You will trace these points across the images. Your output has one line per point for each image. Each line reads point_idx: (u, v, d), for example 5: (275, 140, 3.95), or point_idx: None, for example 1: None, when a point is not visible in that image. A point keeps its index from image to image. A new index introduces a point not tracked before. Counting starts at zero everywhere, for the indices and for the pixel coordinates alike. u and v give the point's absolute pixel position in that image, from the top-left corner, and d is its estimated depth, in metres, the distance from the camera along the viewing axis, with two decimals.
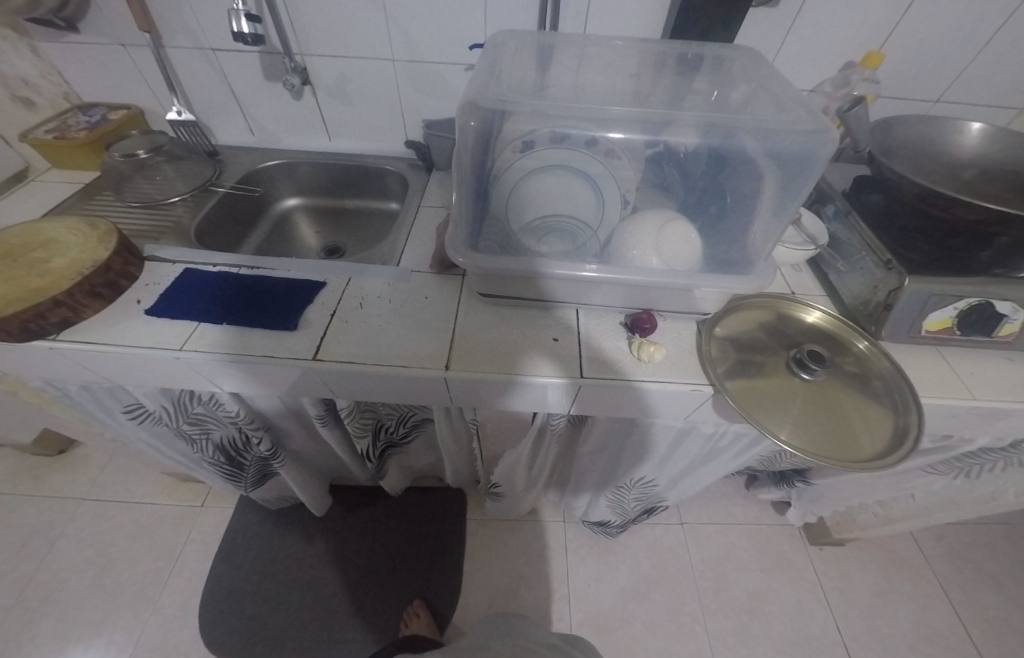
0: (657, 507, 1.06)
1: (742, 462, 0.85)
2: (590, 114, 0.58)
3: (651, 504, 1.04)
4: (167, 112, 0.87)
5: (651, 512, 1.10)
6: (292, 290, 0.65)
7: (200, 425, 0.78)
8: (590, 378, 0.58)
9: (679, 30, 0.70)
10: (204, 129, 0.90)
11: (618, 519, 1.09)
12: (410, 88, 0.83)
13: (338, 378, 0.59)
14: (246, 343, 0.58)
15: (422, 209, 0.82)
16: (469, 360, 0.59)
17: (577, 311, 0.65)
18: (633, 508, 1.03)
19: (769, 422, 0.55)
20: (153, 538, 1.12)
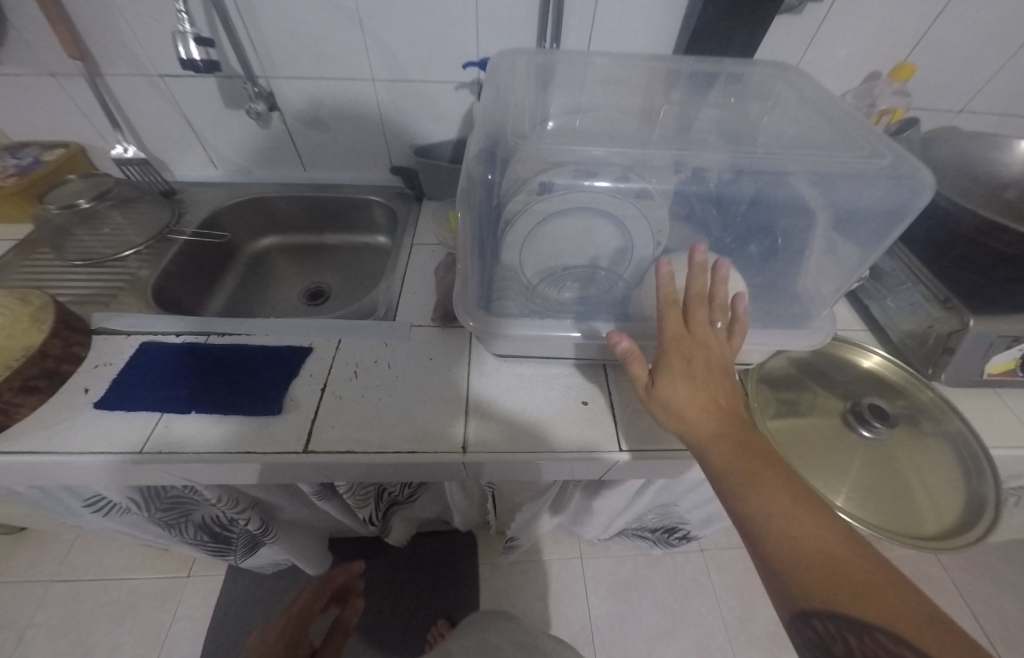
0: (679, 525, 0.95)
1: None
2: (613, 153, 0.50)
3: (673, 521, 0.93)
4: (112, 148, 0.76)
5: (674, 532, 0.98)
6: (273, 362, 0.55)
7: (176, 509, 0.68)
8: (631, 451, 0.50)
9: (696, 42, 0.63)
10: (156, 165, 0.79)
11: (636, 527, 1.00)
12: (394, 112, 0.74)
13: (337, 471, 0.50)
14: (224, 437, 0.49)
15: (417, 247, 0.73)
16: (489, 437, 0.50)
17: (605, 368, 0.57)
18: (654, 520, 0.94)
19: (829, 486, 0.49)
20: (134, 619, 1.01)
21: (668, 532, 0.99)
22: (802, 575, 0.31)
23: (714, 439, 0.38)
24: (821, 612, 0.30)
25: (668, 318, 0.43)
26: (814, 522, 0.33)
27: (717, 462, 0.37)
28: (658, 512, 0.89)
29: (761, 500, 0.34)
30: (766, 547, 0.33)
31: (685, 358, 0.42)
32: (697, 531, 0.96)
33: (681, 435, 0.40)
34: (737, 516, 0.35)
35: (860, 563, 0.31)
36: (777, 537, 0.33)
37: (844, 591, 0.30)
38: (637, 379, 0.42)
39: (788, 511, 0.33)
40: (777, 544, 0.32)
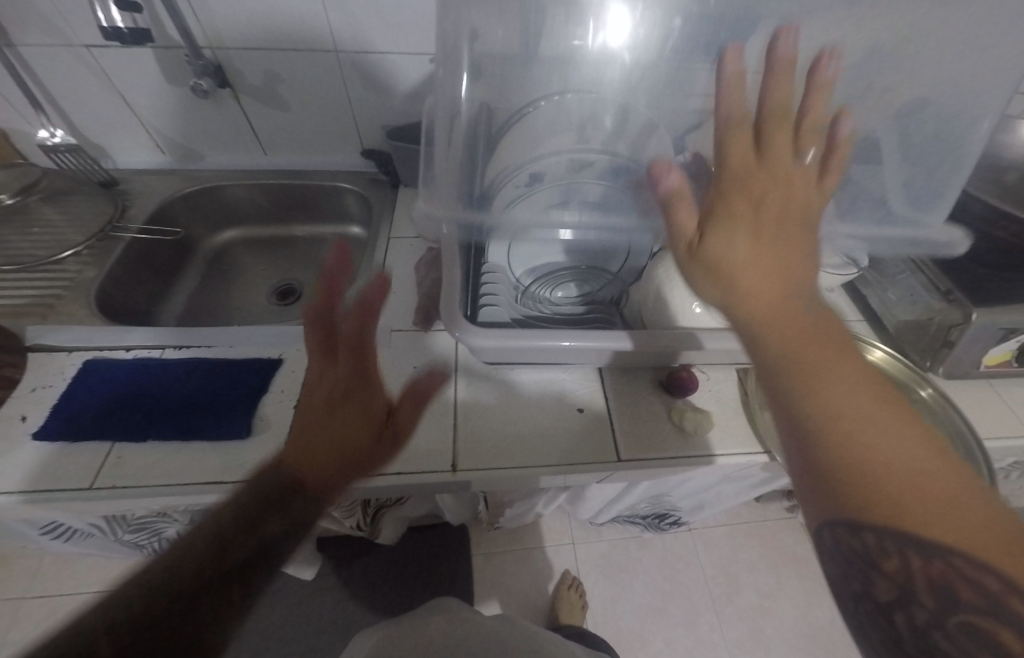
0: (669, 511, 0.95)
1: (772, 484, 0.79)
2: (606, 144, 0.47)
3: (664, 508, 0.93)
4: (39, 132, 0.67)
5: (664, 517, 0.99)
6: (239, 377, 0.50)
7: (146, 529, 0.64)
8: (633, 461, 0.46)
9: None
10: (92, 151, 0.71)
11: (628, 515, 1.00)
12: (362, 88, 0.66)
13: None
14: (186, 466, 0.44)
15: (394, 241, 0.67)
16: (480, 452, 0.46)
17: (601, 370, 0.53)
18: (644, 509, 0.94)
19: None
20: None
21: (658, 518, 1.00)
22: (859, 494, 0.24)
23: (772, 305, 0.29)
24: (877, 526, 0.23)
25: (734, 152, 0.34)
26: (895, 419, 0.25)
27: (773, 336, 0.28)
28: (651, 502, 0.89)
29: (836, 390, 0.26)
30: (812, 443, 0.25)
31: (749, 208, 0.32)
32: (688, 517, 0.97)
33: (723, 310, 0.30)
34: (780, 404, 0.27)
35: (949, 479, 0.23)
36: (830, 432, 0.25)
37: (914, 510, 0.22)
38: (680, 233, 0.33)
39: (857, 400, 0.25)
40: (834, 434, 0.25)
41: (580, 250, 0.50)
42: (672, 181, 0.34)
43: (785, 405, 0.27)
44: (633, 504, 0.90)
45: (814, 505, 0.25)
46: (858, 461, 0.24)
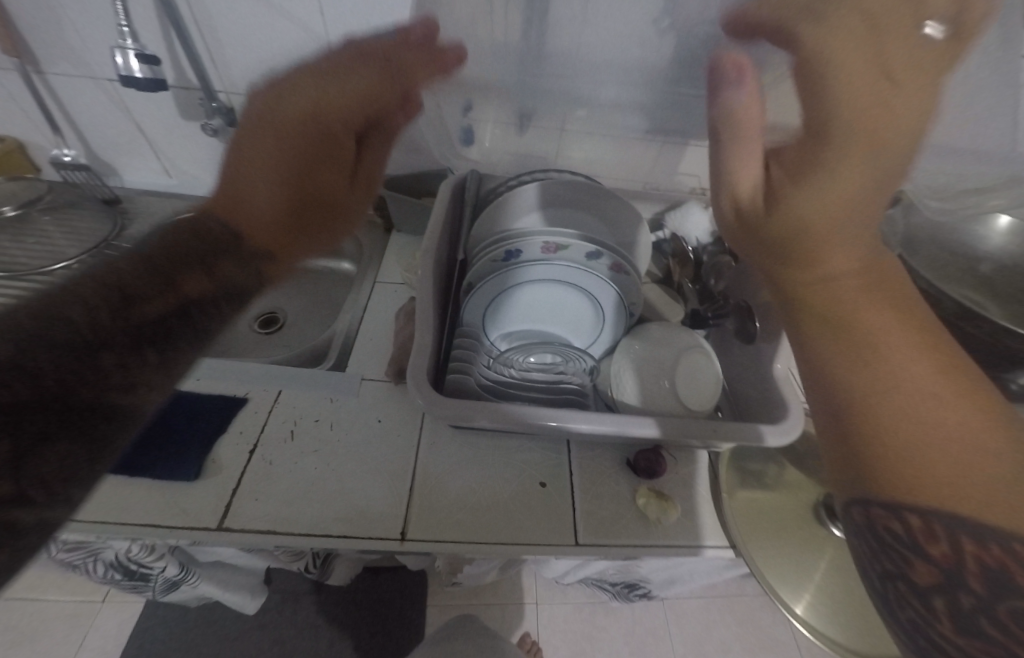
0: (637, 582, 0.91)
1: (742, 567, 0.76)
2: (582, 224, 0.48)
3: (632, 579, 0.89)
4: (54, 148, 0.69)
5: (632, 588, 0.95)
6: (199, 415, 0.50)
7: (85, 552, 0.62)
8: (589, 546, 0.45)
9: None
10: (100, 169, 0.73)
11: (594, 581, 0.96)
12: None
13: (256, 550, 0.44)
14: (126, 504, 0.43)
15: (379, 284, 0.67)
16: (432, 521, 0.45)
17: (568, 443, 0.52)
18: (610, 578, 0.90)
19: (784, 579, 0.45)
20: (43, 650, 0.92)
21: (626, 587, 0.95)
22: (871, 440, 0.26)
23: (831, 265, 0.28)
24: (900, 490, 0.25)
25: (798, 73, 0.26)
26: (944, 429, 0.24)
27: (815, 292, 0.29)
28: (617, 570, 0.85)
29: (889, 354, 0.26)
30: (862, 428, 0.26)
31: (854, 149, 0.25)
32: (656, 590, 0.93)
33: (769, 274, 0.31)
34: (841, 391, 0.27)
35: (990, 442, 0.24)
36: (878, 418, 0.26)
37: (932, 475, 0.24)
38: (732, 192, 0.30)
39: (930, 400, 0.25)
40: (883, 433, 0.25)
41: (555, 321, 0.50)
42: (738, 108, 0.30)
43: (845, 384, 0.27)
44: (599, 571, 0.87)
45: (866, 492, 0.26)
46: (892, 409, 0.25)
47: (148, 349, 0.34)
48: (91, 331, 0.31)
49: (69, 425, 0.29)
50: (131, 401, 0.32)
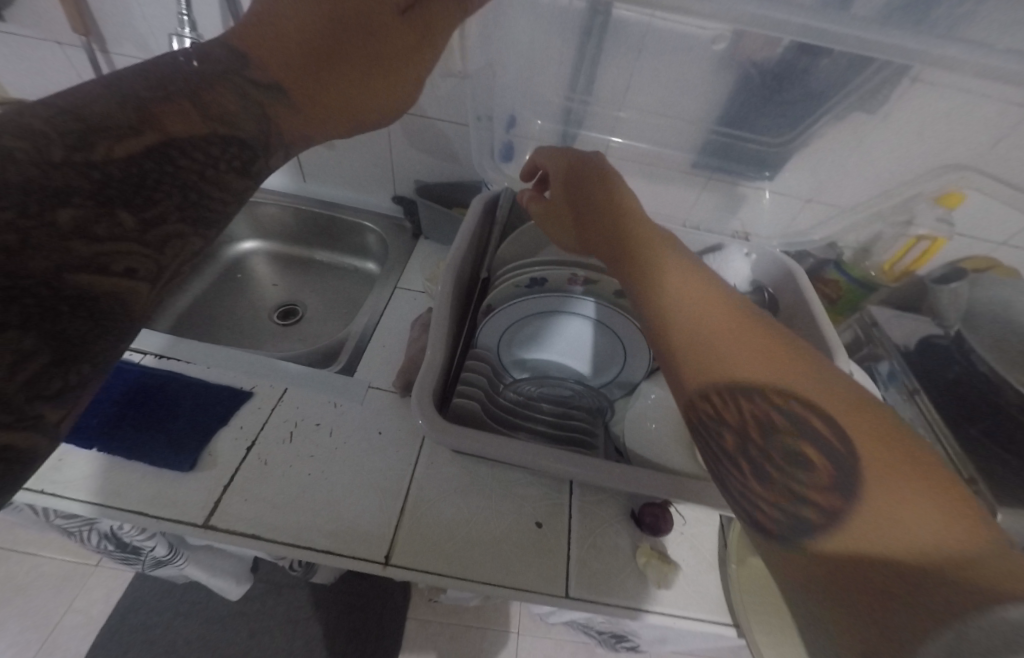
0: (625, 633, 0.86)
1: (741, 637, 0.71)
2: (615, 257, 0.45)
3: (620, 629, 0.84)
4: None
5: (619, 637, 0.90)
6: (204, 403, 0.49)
7: (77, 520, 0.62)
8: (581, 600, 0.42)
9: (757, 131, 0.49)
10: None
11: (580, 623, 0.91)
12: (405, 143, 0.69)
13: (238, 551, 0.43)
14: (118, 487, 0.43)
15: (399, 290, 0.67)
16: (420, 547, 0.43)
17: (572, 484, 0.49)
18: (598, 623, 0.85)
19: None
20: (30, 604, 0.94)
21: (613, 636, 0.90)
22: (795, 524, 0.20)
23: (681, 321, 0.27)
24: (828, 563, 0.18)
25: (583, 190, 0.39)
26: (740, 331, 0.25)
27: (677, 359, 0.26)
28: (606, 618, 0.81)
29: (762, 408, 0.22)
30: (669, 348, 0.27)
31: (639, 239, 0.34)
32: (644, 643, 0.88)
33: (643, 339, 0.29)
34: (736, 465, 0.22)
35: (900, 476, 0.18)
36: (684, 326, 0.27)
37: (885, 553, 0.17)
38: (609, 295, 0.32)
39: (719, 312, 0.26)
40: (693, 331, 0.26)
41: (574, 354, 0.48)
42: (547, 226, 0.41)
43: (655, 315, 0.29)
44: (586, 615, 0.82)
45: (687, 391, 0.25)
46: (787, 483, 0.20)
47: (123, 211, 0.28)
48: (51, 185, 0.26)
49: (41, 307, 0.23)
50: (112, 285, 0.26)
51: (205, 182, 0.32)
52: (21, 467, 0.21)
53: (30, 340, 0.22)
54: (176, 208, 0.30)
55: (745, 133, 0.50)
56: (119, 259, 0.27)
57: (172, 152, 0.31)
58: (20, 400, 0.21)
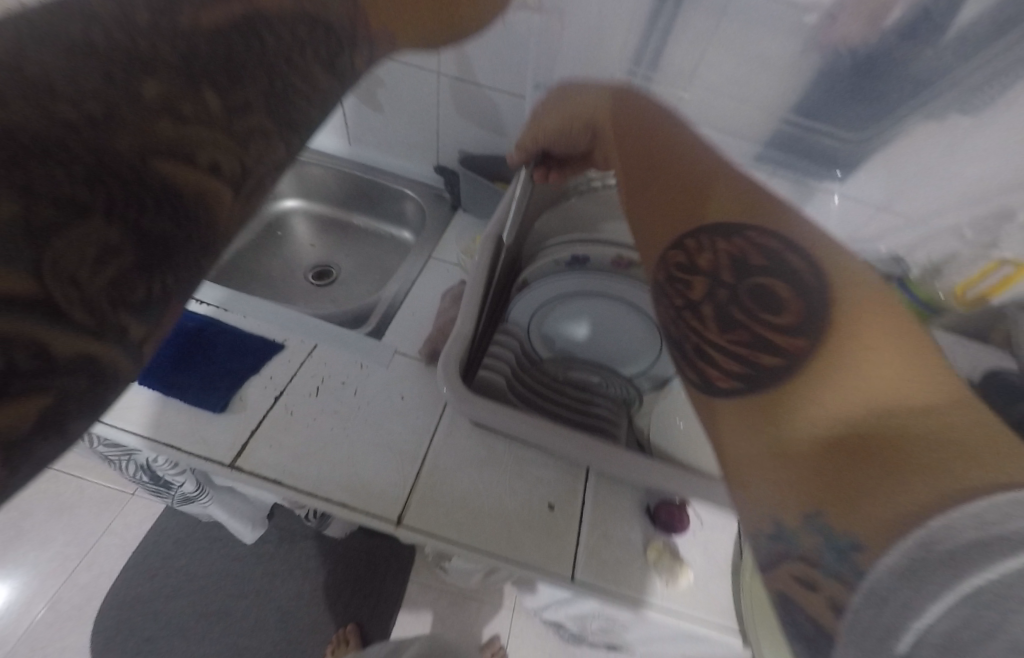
0: (621, 645, 0.89)
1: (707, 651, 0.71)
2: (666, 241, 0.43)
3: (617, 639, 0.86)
4: None
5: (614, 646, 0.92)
6: (237, 349, 0.51)
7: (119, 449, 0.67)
8: (585, 586, 0.42)
9: (840, 125, 0.47)
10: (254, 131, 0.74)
11: (576, 629, 0.92)
12: (453, 110, 0.67)
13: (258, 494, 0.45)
14: (154, 419, 0.45)
15: (433, 261, 0.66)
16: (430, 514, 0.43)
17: (588, 471, 0.48)
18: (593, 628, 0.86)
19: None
20: (71, 521, 1.02)
21: (608, 644, 0.92)
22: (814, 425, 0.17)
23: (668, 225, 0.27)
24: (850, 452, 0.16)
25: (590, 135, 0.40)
26: (746, 210, 0.25)
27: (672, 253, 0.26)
28: (604, 624, 0.81)
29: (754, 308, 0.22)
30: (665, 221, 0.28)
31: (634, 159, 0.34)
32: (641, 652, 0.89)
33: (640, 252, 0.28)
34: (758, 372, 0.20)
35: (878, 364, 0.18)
36: (688, 200, 0.27)
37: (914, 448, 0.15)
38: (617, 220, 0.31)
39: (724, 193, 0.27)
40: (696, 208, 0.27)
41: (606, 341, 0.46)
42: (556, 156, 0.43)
43: (652, 198, 0.29)
44: (584, 616, 0.83)
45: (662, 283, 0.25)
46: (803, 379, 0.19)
47: (209, 92, 0.22)
48: (133, 51, 0.20)
49: (125, 195, 0.17)
50: (198, 182, 0.20)
51: (295, 72, 0.26)
52: (101, 388, 0.16)
53: (115, 235, 0.16)
54: (265, 99, 0.24)
55: (827, 126, 0.47)
56: (205, 150, 0.20)
57: (260, 27, 0.25)
58: (103, 304, 0.16)
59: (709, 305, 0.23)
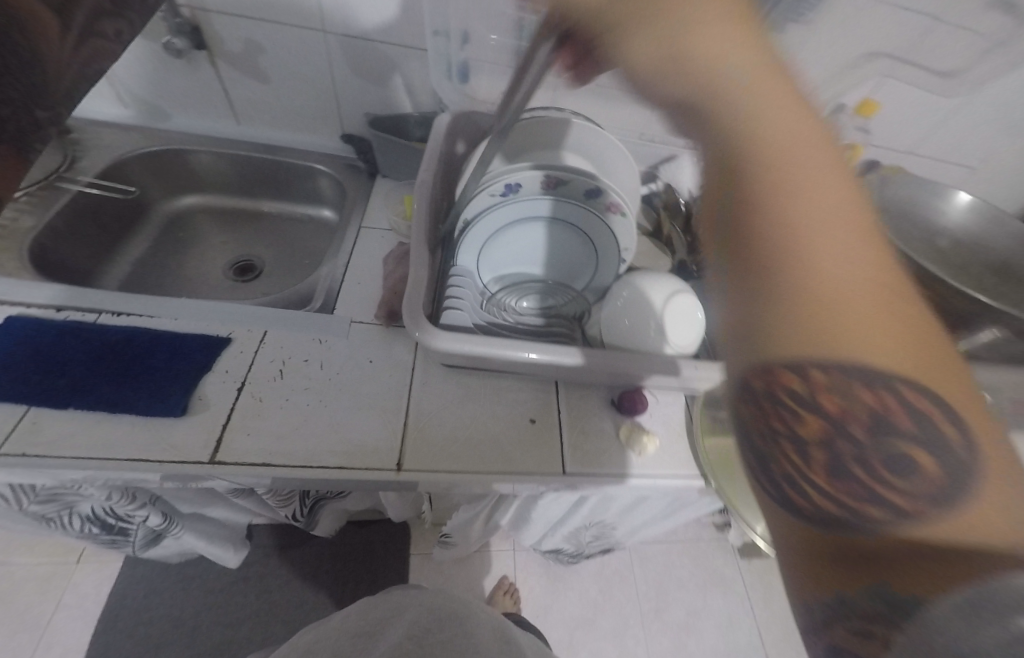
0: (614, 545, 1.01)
1: (684, 519, 0.84)
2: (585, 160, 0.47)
3: (610, 542, 0.98)
4: None
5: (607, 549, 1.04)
6: (180, 352, 0.48)
7: (58, 500, 0.61)
8: (575, 475, 0.48)
9: None
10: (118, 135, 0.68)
11: (572, 547, 1.02)
12: (347, 71, 0.65)
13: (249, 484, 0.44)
14: (108, 440, 0.42)
15: (365, 230, 0.66)
16: (426, 454, 0.46)
17: (557, 384, 0.54)
18: (588, 539, 0.95)
19: (745, 509, 0.46)
20: (7, 609, 0.90)
21: (603, 549, 1.04)
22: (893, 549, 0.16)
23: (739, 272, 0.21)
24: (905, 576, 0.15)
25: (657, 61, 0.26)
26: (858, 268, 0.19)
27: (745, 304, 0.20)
28: (597, 532, 0.92)
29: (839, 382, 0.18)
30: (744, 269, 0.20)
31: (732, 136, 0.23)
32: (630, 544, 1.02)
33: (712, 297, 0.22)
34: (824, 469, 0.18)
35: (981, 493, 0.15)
36: (794, 253, 0.19)
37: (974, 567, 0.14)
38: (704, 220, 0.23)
39: (856, 245, 0.19)
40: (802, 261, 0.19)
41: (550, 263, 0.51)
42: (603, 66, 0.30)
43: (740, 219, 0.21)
44: (578, 531, 0.92)
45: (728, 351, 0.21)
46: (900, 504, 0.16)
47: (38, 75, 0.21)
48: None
49: None
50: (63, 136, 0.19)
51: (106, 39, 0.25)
52: None
53: None
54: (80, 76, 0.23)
55: None
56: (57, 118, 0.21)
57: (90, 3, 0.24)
58: None
59: (807, 425, 0.18)
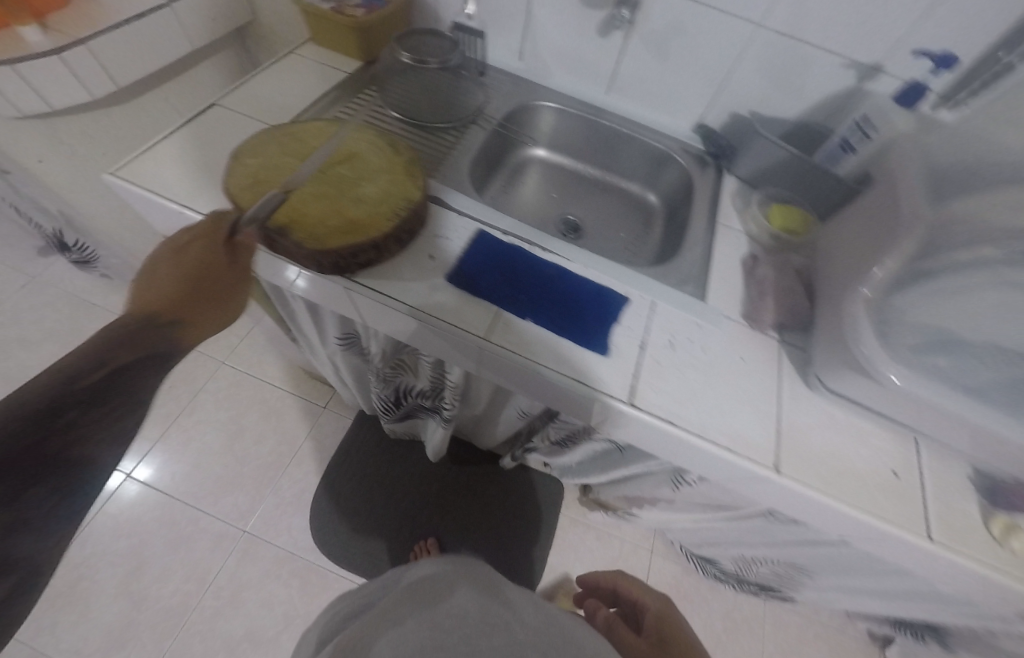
0: (776, 590, 1.03)
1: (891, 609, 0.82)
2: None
3: (772, 583, 1.01)
4: None
5: (769, 591, 1.06)
6: (597, 297, 0.54)
7: (400, 369, 0.78)
8: (947, 547, 0.46)
9: None
10: (515, 82, 0.80)
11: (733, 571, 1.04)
12: (753, 67, 0.67)
13: (642, 433, 0.50)
14: (557, 357, 0.49)
15: (718, 226, 0.67)
16: (800, 465, 0.48)
17: (918, 442, 0.53)
18: (758, 573, 0.98)
19: None
20: (280, 424, 1.21)
21: (760, 588, 1.07)
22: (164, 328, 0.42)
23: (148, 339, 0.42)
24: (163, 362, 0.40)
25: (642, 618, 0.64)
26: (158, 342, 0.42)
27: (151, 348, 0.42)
28: (777, 573, 0.94)
29: None
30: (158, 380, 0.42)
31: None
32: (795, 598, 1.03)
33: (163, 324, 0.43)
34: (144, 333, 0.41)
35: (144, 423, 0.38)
36: None
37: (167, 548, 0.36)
38: None
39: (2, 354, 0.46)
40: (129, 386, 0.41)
41: (1015, 329, 0.46)
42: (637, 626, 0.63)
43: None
44: (757, 564, 0.95)
45: None
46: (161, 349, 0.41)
47: None
48: None
49: None
50: None
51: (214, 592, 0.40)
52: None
53: None
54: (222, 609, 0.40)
55: None
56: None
57: None
58: None
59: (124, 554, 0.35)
